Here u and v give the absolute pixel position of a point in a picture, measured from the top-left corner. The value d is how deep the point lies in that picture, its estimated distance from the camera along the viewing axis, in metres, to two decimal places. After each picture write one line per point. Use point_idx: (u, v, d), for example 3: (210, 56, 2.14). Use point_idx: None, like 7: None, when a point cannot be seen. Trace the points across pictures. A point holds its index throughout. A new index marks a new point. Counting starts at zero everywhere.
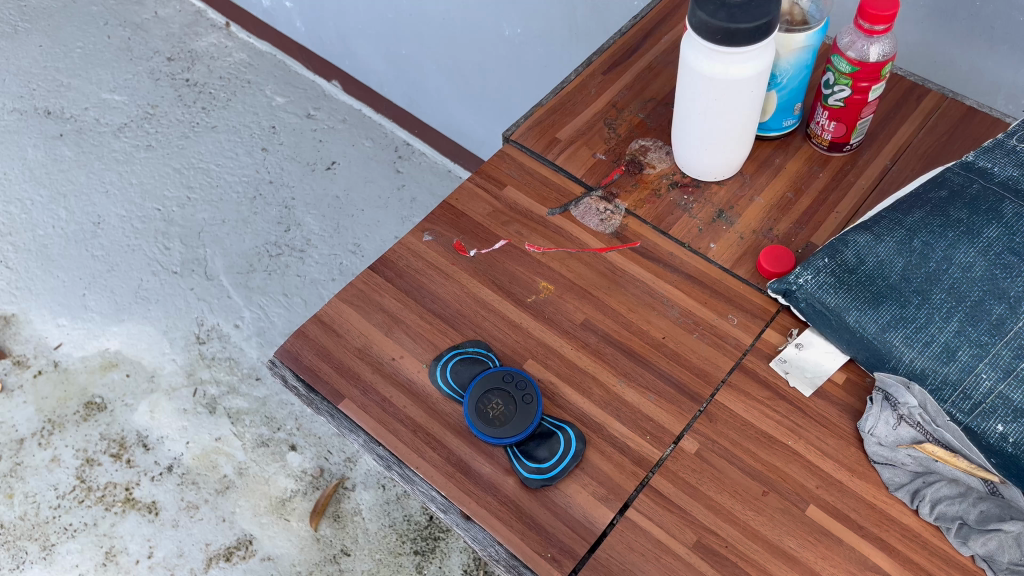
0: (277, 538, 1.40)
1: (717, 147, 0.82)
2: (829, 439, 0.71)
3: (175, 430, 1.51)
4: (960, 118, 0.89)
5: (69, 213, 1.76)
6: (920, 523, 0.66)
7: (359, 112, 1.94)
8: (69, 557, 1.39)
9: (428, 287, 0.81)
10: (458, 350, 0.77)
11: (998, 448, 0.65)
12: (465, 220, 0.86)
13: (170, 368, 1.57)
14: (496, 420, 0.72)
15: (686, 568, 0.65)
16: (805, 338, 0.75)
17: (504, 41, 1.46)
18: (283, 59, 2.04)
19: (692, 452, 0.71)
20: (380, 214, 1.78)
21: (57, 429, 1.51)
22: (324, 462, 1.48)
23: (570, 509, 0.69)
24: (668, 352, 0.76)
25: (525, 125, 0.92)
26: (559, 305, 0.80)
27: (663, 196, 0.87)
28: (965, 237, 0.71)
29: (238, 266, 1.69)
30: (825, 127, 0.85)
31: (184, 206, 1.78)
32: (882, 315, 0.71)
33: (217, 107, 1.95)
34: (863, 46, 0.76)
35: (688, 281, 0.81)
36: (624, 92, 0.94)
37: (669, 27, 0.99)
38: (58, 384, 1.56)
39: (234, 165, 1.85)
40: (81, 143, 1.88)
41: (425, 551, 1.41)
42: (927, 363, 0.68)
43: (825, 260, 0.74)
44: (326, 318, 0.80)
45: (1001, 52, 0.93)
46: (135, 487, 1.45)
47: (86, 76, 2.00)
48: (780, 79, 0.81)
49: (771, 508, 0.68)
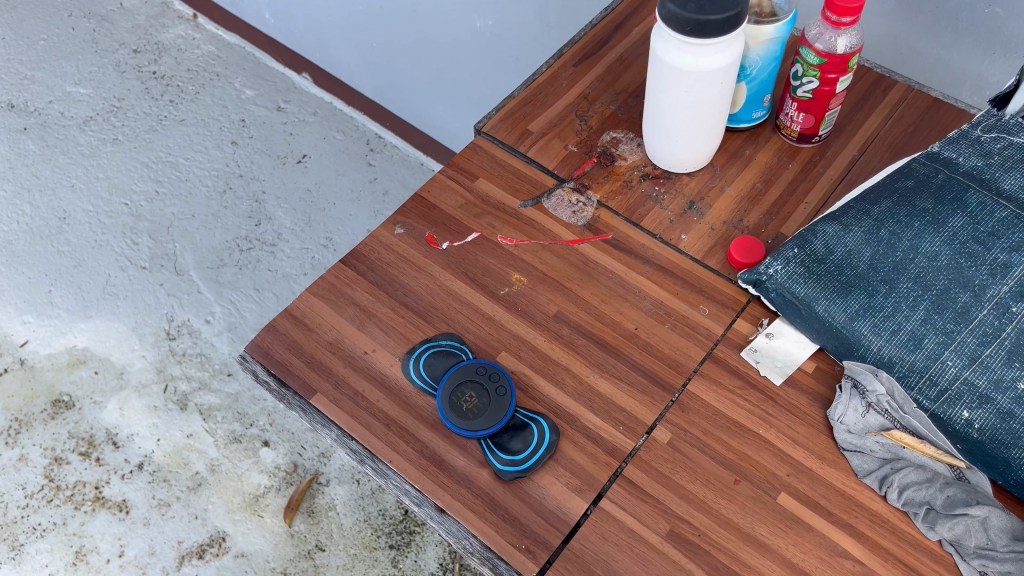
0: (251, 535, 1.39)
1: (688, 138, 0.82)
2: (799, 427, 0.71)
3: (145, 427, 1.49)
4: (926, 110, 0.90)
5: (34, 208, 1.73)
6: (889, 508, 0.67)
7: (330, 105, 1.93)
8: (38, 557, 1.37)
9: (400, 280, 0.81)
10: (431, 343, 0.76)
11: (965, 434, 0.66)
12: (437, 212, 0.85)
13: (139, 364, 1.55)
14: (470, 413, 0.71)
15: (659, 557, 0.66)
16: (775, 328, 0.76)
17: (475, 34, 1.45)
18: (252, 52, 2.02)
19: (664, 441, 0.71)
20: (352, 208, 1.77)
21: (24, 427, 1.49)
22: (297, 458, 1.48)
23: (544, 501, 0.69)
24: (641, 343, 0.77)
25: (497, 117, 0.92)
26: (532, 297, 0.80)
27: (635, 187, 0.87)
28: (931, 227, 0.72)
29: (209, 261, 1.68)
30: (795, 118, 0.86)
31: (153, 200, 1.76)
32: (850, 304, 0.72)
33: (186, 100, 1.93)
34: (830, 38, 0.77)
35: (660, 272, 0.81)
36: (595, 84, 0.94)
37: (640, 19, 0.99)
38: (25, 382, 1.53)
39: (203, 158, 1.83)
40: (46, 136, 1.84)
41: (400, 545, 1.41)
42: (894, 351, 0.69)
43: (794, 251, 0.75)
44: (297, 312, 0.79)
45: (966, 44, 0.94)
46: (104, 485, 1.43)
47: (50, 69, 1.96)
48: (750, 70, 0.82)
49: (743, 496, 0.68)
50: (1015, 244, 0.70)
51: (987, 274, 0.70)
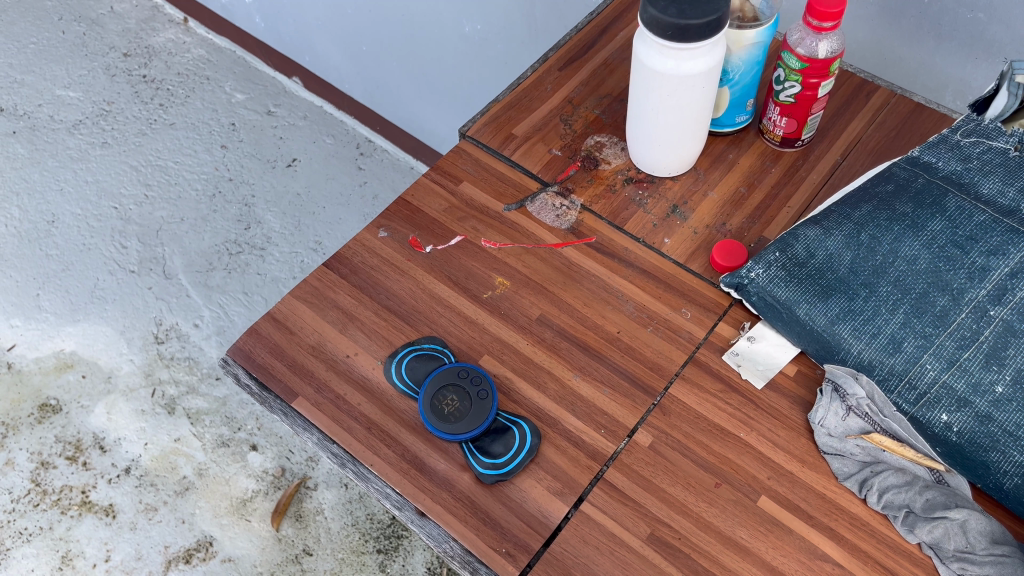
0: (238, 539, 1.39)
1: (670, 141, 0.82)
2: (780, 431, 0.72)
3: (132, 431, 1.48)
4: (908, 114, 0.90)
5: (22, 211, 1.72)
6: (868, 511, 0.67)
7: (321, 109, 1.93)
8: (24, 562, 1.36)
9: (383, 283, 0.81)
10: (413, 347, 0.76)
11: (943, 437, 0.67)
12: (421, 216, 0.85)
13: (127, 368, 1.54)
14: (452, 416, 0.71)
15: (639, 561, 0.66)
16: (757, 332, 0.76)
17: (464, 39, 1.46)
18: (243, 55, 2.02)
19: (646, 445, 0.71)
20: (341, 211, 1.77)
21: (11, 431, 1.48)
22: (285, 462, 1.47)
23: (525, 504, 0.69)
24: (623, 346, 0.77)
25: (481, 121, 0.92)
26: (515, 300, 0.80)
27: (618, 191, 0.87)
28: (910, 231, 0.72)
29: (198, 265, 1.67)
30: (778, 123, 0.86)
31: (142, 204, 1.75)
32: (831, 308, 0.72)
33: (175, 104, 1.93)
34: (811, 43, 0.77)
35: (642, 276, 0.81)
36: (580, 88, 0.95)
37: (625, 23, 0.99)
38: (12, 386, 1.53)
39: (192, 162, 1.83)
40: (35, 140, 1.84)
41: (388, 549, 1.41)
42: (873, 354, 0.69)
43: (776, 255, 0.75)
44: (280, 316, 0.79)
45: (949, 49, 0.95)
46: (91, 489, 1.43)
47: (40, 72, 1.96)
48: (732, 75, 0.82)
49: (723, 500, 0.68)
50: (993, 248, 0.70)
51: (966, 277, 0.70)
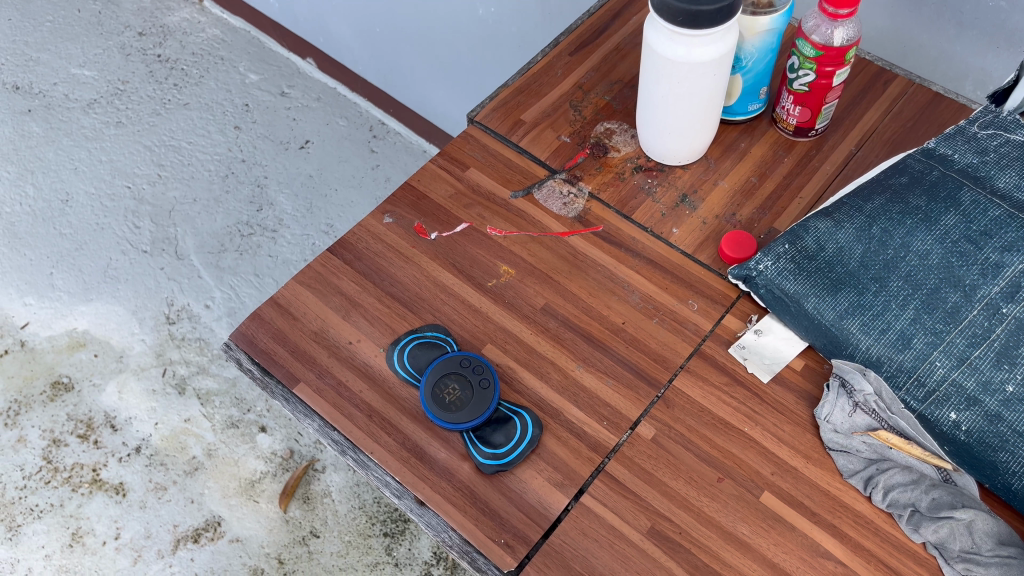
0: (246, 520, 1.40)
1: (680, 131, 0.81)
2: (785, 426, 0.71)
3: (143, 410, 1.49)
4: (926, 104, 0.88)
5: (36, 189, 1.73)
6: (873, 509, 0.67)
7: (334, 90, 1.92)
8: (35, 538, 1.38)
9: (387, 270, 0.80)
10: (415, 334, 0.75)
11: (952, 436, 0.66)
12: (427, 202, 0.85)
13: (138, 348, 1.55)
14: (452, 405, 0.71)
15: (639, 554, 0.65)
16: (764, 325, 0.75)
17: (477, 22, 1.44)
18: (257, 36, 2.01)
19: (647, 438, 0.70)
20: (354, 194, 1.76)
21: (23, 409, 1.49)
22: (293, 444, 1.48)
23: (526, 494, 0.68)
24: (628, 338, 0.76)
25: (490, 106, 0.91)
26: (519, 289, 0.79)
27: (627, 179, 0.86)
28: (923, 224, 0.71)
29: (209, 246, 1.68)
30: (791, 111, 0.84)
31: (156, 184, 1.75)
32: (839, 302, 0.71)
33: (189, 84, 1.92)
34: (827, 30, 0.75)
35: (649, 266, 0.80)
36: (591, 74, 0.93)
37: (638, 8, 0.98)
38: (24, 364, 1.54)
39: (205, 143, 1.83)
40: (50, 118, 1.84)
41: (394, 533, 1.41)
42: (882, 350, 0.68)
43: (785, 247, 0.74)
44: (282, 301, 0.79)
45: (970, 37, 0.92)
46: (102, 468, 1.44)
47: (55, 50, 1.96)
48: (745, 62, 0.80)
49: (726, 494, 0.68)
50: (1008, 243, 0.68)
51: (978, 273, 0.68)
